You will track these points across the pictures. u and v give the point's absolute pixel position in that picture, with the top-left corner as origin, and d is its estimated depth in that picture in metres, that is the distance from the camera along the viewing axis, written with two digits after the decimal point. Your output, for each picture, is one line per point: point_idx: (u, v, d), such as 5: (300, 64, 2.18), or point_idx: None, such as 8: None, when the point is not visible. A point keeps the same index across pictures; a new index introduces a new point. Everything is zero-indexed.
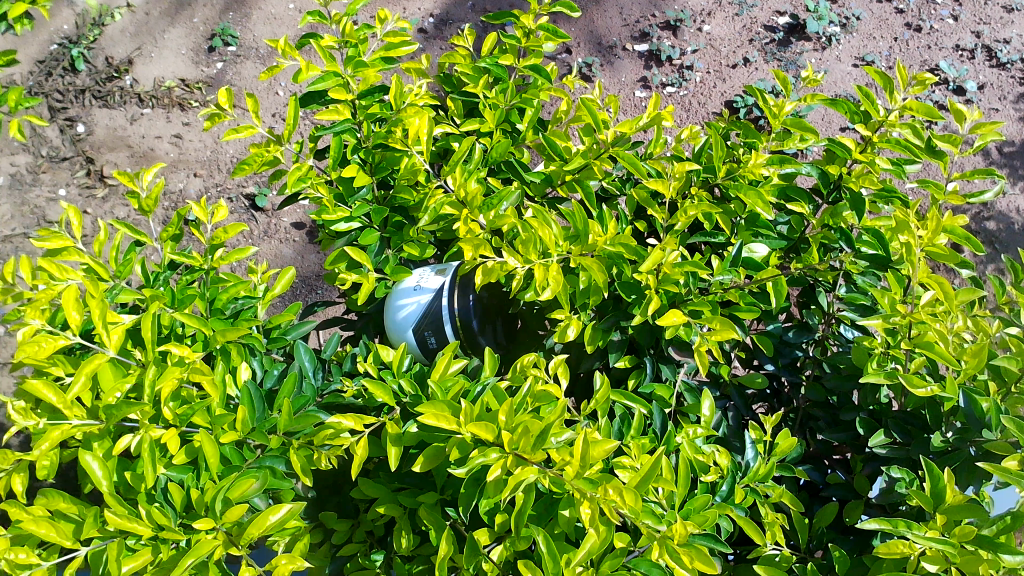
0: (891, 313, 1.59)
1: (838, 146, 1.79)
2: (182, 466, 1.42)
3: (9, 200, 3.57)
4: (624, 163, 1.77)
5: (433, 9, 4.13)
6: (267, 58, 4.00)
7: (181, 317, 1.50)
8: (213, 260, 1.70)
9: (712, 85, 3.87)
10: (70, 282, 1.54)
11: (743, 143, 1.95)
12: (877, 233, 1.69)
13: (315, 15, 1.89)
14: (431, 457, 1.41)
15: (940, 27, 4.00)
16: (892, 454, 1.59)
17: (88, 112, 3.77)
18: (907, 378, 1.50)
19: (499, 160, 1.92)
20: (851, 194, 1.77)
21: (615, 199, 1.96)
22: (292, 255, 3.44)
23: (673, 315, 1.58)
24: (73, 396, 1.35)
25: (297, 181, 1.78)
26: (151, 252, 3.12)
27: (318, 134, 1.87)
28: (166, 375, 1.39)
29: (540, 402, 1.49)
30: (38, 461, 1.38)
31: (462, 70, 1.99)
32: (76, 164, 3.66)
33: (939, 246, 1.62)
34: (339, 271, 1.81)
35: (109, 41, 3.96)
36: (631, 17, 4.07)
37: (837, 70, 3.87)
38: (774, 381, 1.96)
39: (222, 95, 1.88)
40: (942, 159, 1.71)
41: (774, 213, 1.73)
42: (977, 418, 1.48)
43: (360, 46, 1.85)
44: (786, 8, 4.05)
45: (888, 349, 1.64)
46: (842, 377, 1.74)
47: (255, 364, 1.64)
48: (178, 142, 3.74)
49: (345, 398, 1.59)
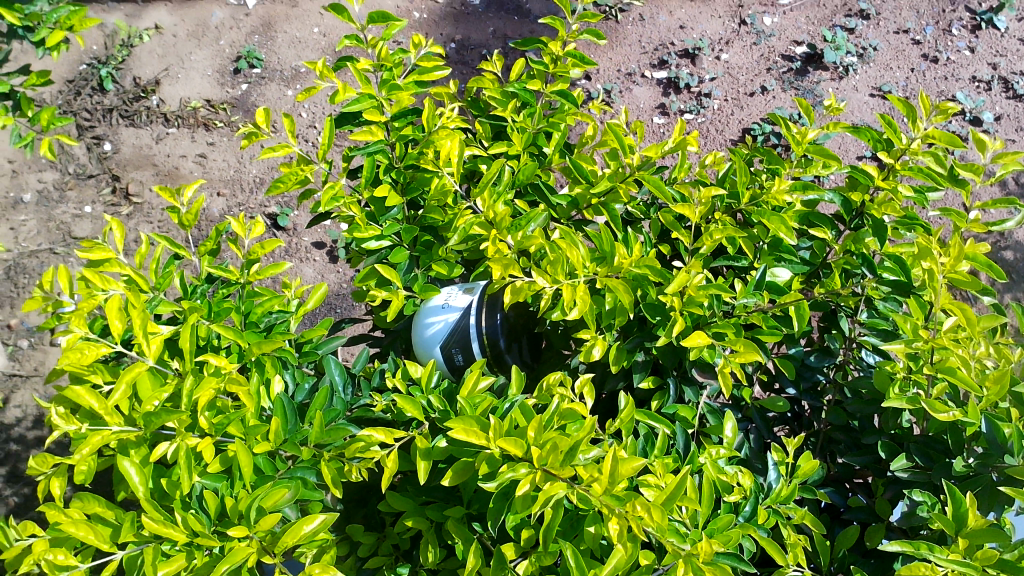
0: (913, 338, 1.61)
1: (862, 173, 1.83)
2: (216, 474, 1.45)
3: (37, 216, 3.64)
4: (650, 186, 1.81)
5: (455, 34, 4.21)
6: (292, 80, 4.07)
7: (219, 329, 1.54)
8: (249, 275, 1.74)
9: (730, 113, 3.91)
10: (111, 292, 1.59)
11: (766, 169, 1.98)
12: (899, 259, 1.75)
13: (351, 40, 1.94)
14: (460, 471, 1.43)
15: (956, 58, 4.04)
16: (914, 478, 1.60)
17: (115, 130, 3.85)
18: (929, 403, 1.52)
19: (526, 182, 1.95)
20: (872, 221, 1.83)
21: (640, 222, 1.98)
22: (314, 274, 3.49)
23: (698, 337, 1.61)
24: (114, 403, 1.39)
25: (330, 201, 1.82)
26: (189, 267, 3.18)
27: (350, 155, 1.91)
28: (204, 385, 1.44)
29: (565, 420, 1.49)
30: (77, 466, 1.40)
31: (490, 94, 2.04)
32: (102, 181, 3.73)
33: (961, 273, 1.65)
34: (368, 288, 1.86)
35: (138, 62, 4.05)
36: (650, 46, 4.14)
37: (855, 99, 3.91)
38: (795, 405, 1.98)
39: (258, 115, 1.93)
40: (963, 187, 1.73)
41: (795, 238, 1.76)
42: (1000, 444, 1.49)
43: (394, 70, 1.91)
44: (804, 38, 4.11)
45: (910, 375, 1.63)
46: (864, 401, 1.76)
47: (287, 377, 1.68)
48: (203, 161, 3.80)
49: (374, 412, 1.62)
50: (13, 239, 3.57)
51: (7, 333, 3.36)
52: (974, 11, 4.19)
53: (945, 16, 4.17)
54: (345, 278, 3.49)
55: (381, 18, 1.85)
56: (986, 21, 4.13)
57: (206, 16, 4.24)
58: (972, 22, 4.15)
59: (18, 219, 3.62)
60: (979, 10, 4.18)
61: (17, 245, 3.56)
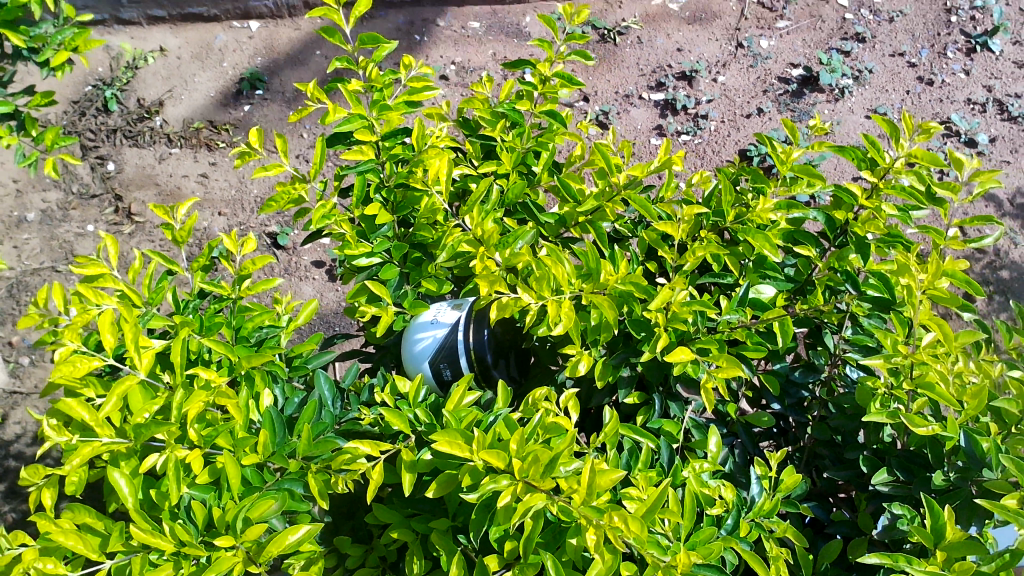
0: (892, 353, 1.65)
1: (845, 192, 1.85)
2: (204, 485, 1.48)
3: (40, 234, 3.68)
4: (637, 205, 1.85)
5: (455, 57, 4.27)
6: (294, 101, 4.13)
7: (209, 343, 1.57)
8: (240, 290, 1.77)
9: (726, 134, 3.95)
10: (104, 307, 1.62)
11: (752, 188, 2.01)
12: (883, 276, 1.77)
13: (342, 61, 1.98)
14: (444, 483, 1.45)
15: (951, 80, 4.09)
16: (894, 492, 1.62)
17: (119, 150, 3.91)
18: (909, 417, 1.55)
19: (515, 201, 1.99)
20: (856, 238, 1.85)
21: (627, 240, 2.02)
22: (312, 292, 3.52)
23: (681, 352, 1.64)
24: (105, 415, 1.41)
25: (321, 219, 1.86)
26: (185, 283, 3.21)
27: (342, 174, 1.95)
28: (193, 398, 1.47)
29: (549, 433, 1.52)
30: (67, 477, 1.42)
31: (480, 115, 2.08)
32: (105, 201, 3.78)
33: (941, 289, 1.68)
34: (359, 304, 1.89)
35: (142, 84, 4.13)
36: (647, 68, 4.20)
37: (850, 121, 3.95)
38: (782, 420, 2.01)
39: (252, 135, 1.97)
40: (942, 206, 1.77)
41: (780, 255, 1.78)
42: (978, 458, 1.51)
43: (385, 91, 1.96)
44: (799, 61, 4.17)
45: (891, 390, 1.67)
46: (847, 416, 1.79)
47: (277, 391, 1.71)
48: (205, 181, 3.85)
49: (362, 426, 1.64)
50: (15, 257, 3.61)
51: (8, 350, 3.40)
52: (969, 34, 4.24)
53: (940, 39, 4.22)
54: (343, 296, 3.52)
55: (373, 40, 1.90)
56: (981, 44, 4.18)
57: (211, 38, 4.36)
58: (967, 46, 4.20)
59: (20, 237, 3.67)
60: (973, 34, 4.23)
61: (20, 263, 3.60)
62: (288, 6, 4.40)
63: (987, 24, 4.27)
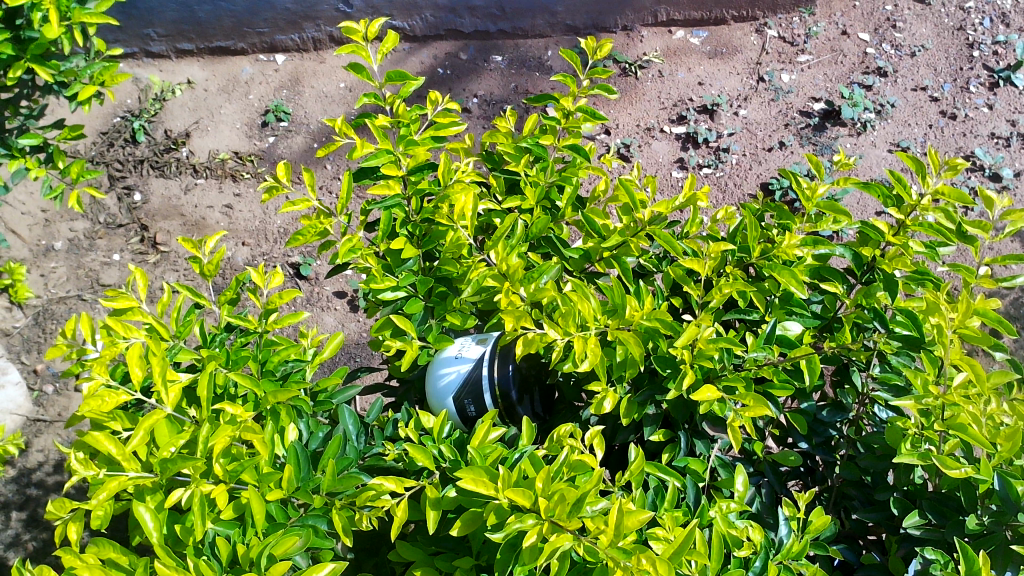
0: (923, 395, 1.62)
1: (872, 229, 1.84)
2: (229, 521, 1.47)
3: (67, 263, 3.73)
4: (661, 241, 1.85)
5: (477, 90, 4.32)
6: (318, 133, 4.17)
7: (236, 377, 1.58)
8: (267, 324, 1.77)
9: (748, 167, 3.95)
10: (132, 340, 1.65)
11: (777, 224, 2.00)
12: (910, 313, 1.75)
13: (368, 97, 2.00)
14: (469, 521, 1.44)
15: (975, 115, 4.07)
16: (927, 535, 1.59)
17: (145, 181, 3.97)
18: (941, 459, 1.52)
19: (539, 235, 2.00)
20: (885, 276, 1.84)
21: (652, 275, 2.01)
22: (333, 323, 3.53)
23: (707, 391, 1.62)
24: (131, 448, 1.42)
25: (347, 252, 1.87)
26: (210, 314, 3.25)
27: (368, 208, 1.96)
28: (219, 431, 1.47)
29: (575, 471, 1.51)
30: (94, 511, 1.42)
31: (504, 149, 2.09)
32: (131, 231, 3.82)
33: (972, 328, 1.64)
34: (384, 338, 1.89)
35: (169, 115, 4.20)
36: (668, 101, 4.22)
37: (873, 155, 3.94)
38: (809, 459, 1.98)
39: (279, 169, 1.99)
40: (973, 244, 1.73)
41: (807, 292, 1.77)
42: (1014, 501, 1.49)
43: (410, 126, 1.97)
44: (821, 95, 4.17)
45: (922, 431, 1.64)
46: (876, 457, 1.76)
47: (302, 425, 1.70)
48: (229, 212, 3.89)
49: (386, 461, 1.64)
50: (42, 286, 3.66)
51: (33, 378, 3.43)
52: (992, 69, 4.22)
53: (962, 74, 4.21)
54: (364, 328, 3.53)
55: (398, 77, 1.92)
56: (1004, 79, 4.16)
57: (237, 70, 4.43)
58: (990, 80, 4.18)
59: (48, 266, 3.72)
60: (996, 68, 4.21)
61: (46, 292, 3.64)
62: (313, 39, 4.47)
63: (1010, 58, 4.25)
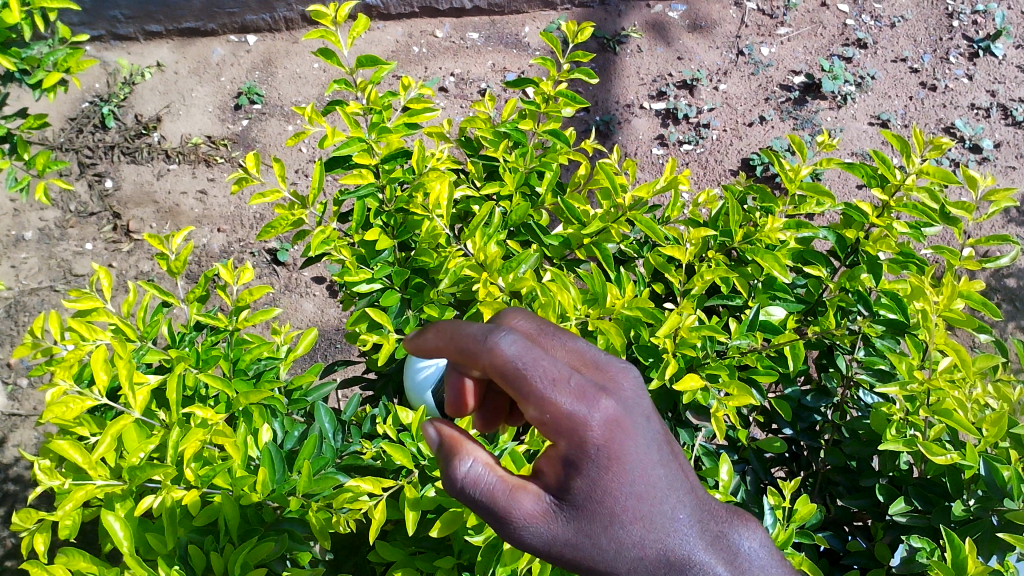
0: (909, 379, 1.59)
1: (856, 210, 1.82)
2: (202, 528, 1.43)
3: (38, 253, 3.66)
4: (643, 227, 1.82)
5: (455, 68, 4.25)
6: (292, 116, 4.09)
7: (205, 378, 1.52)
8: (237, 321, 1.68)
9: (729, 143, 3.92)
10: (99, 341, 1.56)
11: (760, 207, 1.95)
12: (895, 296, 1.74)
13: (341, 83, 1.89)
14: (449, 521, 1.39)
15: (955, 85, 4.06)
16: (913, 522, 1.57)
17: (117, 167, 3.89)
18: (926, 445, 1.50)
19: (518, 222, 1.95)
20: (868, 258, 1.80)
21: (633, 261, 1.97)
22: (313, 309, 3.51)
23: (691, 379, 1.59)
24: (98, 456, 1.37)
25: (321, 244, 1.81)
26: (178, 313, 3.18)
27: (341, 199, 1.88)
28: (190, 436, 1.42)
29: None
30: (61, 521, 1.37)
31: (483, 134, 2.02)
32: (103, 219, 3.75)
33: (957, 311, 1.61)
34: (359, 331, 1.84)
35: (140, 100, 4.11)
36: (648, 77, 4.16)
37: (853, 128, 3.92)
38: (793, 445, 1.94)
39: (248, 158, 1.89)
40: (956, 225, 1.71)
41: (791, 276, 1.74)
42: (1000, 487, 1.46)
43: (384, 113, 1.89)
44: (801, 68, 4.14)
45: (906, 416, 1.60)
46: (861, 443, 1.73)
47: (276, 425, 1.64)
48: (203, 198, 3.82)
49: (364, 460, 1.60)
50: (14, 277, 3.58)
51: (6, 371, 3.36)
52: (971, 39, 4.21)
53: (942, 44, 4.19)
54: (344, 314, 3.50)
55: (370, 61, 1.84)
56: (983, 49, 4.15)
57: (208, 53, 4.33)
58: (969, 50, 4.17)
59: (19, 256, 3.64)
60: (975, 38, 4.20)
61: (18, 283, 3.57)
62: (285, 19, 4.36)
63: (989, 28, 4.23)
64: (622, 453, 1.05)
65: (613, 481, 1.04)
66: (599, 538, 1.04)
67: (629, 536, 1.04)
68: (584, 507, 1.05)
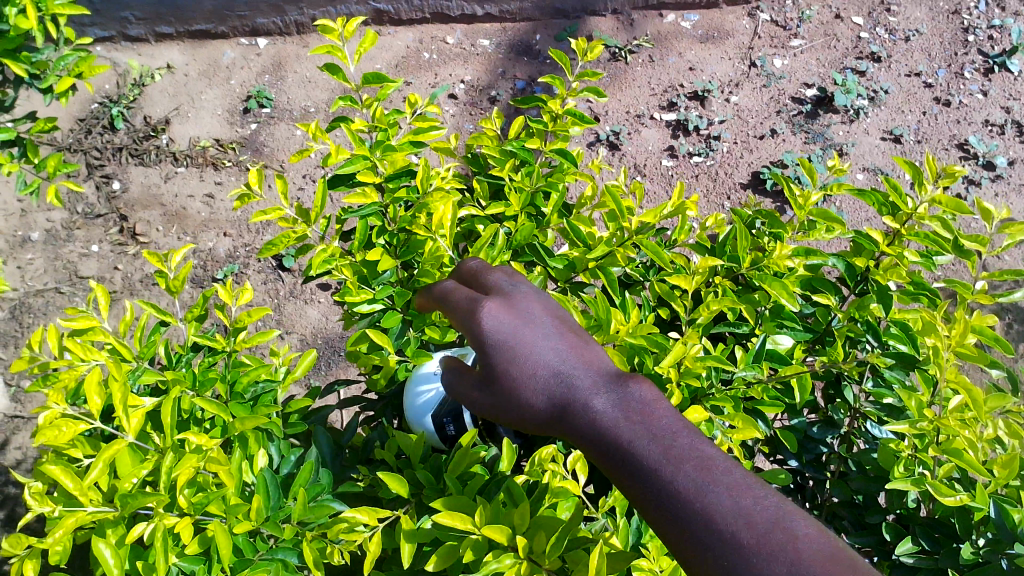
0: (918, 417, 1.55)
1: (866, 238, 1.78)
2: (194, 556, 1.40)
3: (45, 254, 3.64)
4: (649, 252, 1.78)
5: (465, 75, 4.22)
6: (300, 120, 4.08)
7: (200, 403, 1.49)
8: (236, 343, 1.66)
9: (739, 156, 3.89)
10: (95, 362, 1.54)
11: (769, 233, 1.92)
12: (905, 327, 1.68)
13: (347, 100, 1.87)
14: (444, 556, 1.37)
15: (969, 101, 4.02)
16: (919, 563, 1.53)
17: (124, 169, 3.87)
18: (935, 485, 1.46)
19: (522, 243, 1.91)
20: (878, 287, 1.76)
21: (639, 285, 1.94)
22: (318, 316, 3.51)
23: (694, 410, 1.56)
24: (90, 482, 1.35)
25: (323, 263, 1.78)
26: (175, 333, 3.16)
27: (343, 218, 1.86)
28: (184, 462, 1.40)
29: (556, 498, 1.48)
30: (51, 548, 1.34)
31: (488, 152, 2.00)
32: (110, 221, 3.74)
33: (968, 347, 1.56)
34: (360, 351, 1.83)
35: (149, 101, 4.09)
36: (659, 87, 4.13)
37: (866, 142, 3.90)
38: (798, 476, 1.91)
39: (251, 173, 1.87)
40: (969, 258, 1.66)
41: (799, 305, 1.70)
42: (1010, 530, 1.42)
43: (389, 130, 1.87)
44: (814, 81, 4.10)
45: (915, 453, 1.58)
46: (869, 479, 1.68)
47: (272, 450, 1.61)
48: (210, 201, 3.81)
49: (361, 487, 1.58)
50: (19, 278, 3.57)
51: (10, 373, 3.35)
52: (987, 54, 4.16)
53: (957, 59, 4.15)
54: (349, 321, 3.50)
55: (377, 79, 1.81)
56: (999, 64, 4.10)
57: (219, 55, 4.32)
58: (985, 65, 4.12)
59: (25, 257, 3.63)
60: (991, 53, 4.15)
61: (23, 284, 3.56)
62: (296, 23, 4.33)
63: (1005, 43, 4.18)
64: (510, 338, 1.23)
65: (507, 361, 1.22)
66: (508, 405, 1.22)
67: (528, 397, 1.20)
68: (499, 386, 1.23)
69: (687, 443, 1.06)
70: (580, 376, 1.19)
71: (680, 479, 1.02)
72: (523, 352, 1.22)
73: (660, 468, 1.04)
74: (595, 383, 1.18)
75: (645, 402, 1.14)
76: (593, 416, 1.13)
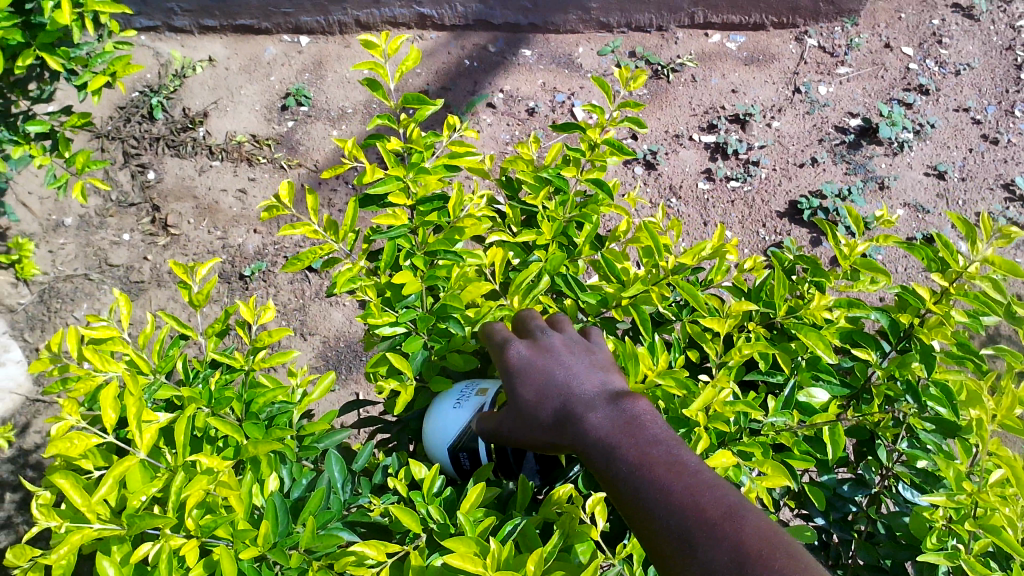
0: (956, 489, 1.48)
1: (912, 294, 1.71)
2: None
3: (76, 240, 3.65)
4: (684, 293, 1.71)
5: (504, 84, 4.19)
6: (337, 120, 4.08)
7: (215, 423, 1.47)
8: (253, 362, 1.64)
9: (777, 183, 3.83)
10: (111, 373, 1.51)
11: (811, 280, 1.84)
12: (946, 387, 1.62)
13: (384, 118, 1.83)
14: None
15: (1018, 141, 3.93)
16: None
17: (160, 159, 3.88)
18: (969, 563, 1.39)
19: (553, 273, 1.87)
20: (921, 346, 1.70)
21: (671, 323, 1.89)
22: (342, 319, 3.50)
23: (721, 455, 1.48)
24: (98, 498, 1.32)
25: (347, 283, 1.75)
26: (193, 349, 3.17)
27: (371, 238, 1.83)
28: (194, 483, 1.37)
29: (572, 540, 1.45)
30: (56, 562, 1.30)
31: (524, 177, 1.96)
32: (142, 210, 3.75)
33: (1015, 419, 1.48)
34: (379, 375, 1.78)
35: (189, 93, 4.10)
36: (700, 108, 4.06)
37: (908, 177, 3.82)
38: (824, 532, 1.85)
39: (281, 189, 1.83)
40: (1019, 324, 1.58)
41: (836, 357, 1.63)
42: None
43: (423, 153, 1.84)
44: (859, 110, 4.01)
45: (949, 524, 1.50)
46: (899, 546, 1.66)
47: (284, 472, 1.59)
48: (243, 197, 3.82)
49: (372, 517, 1.54)
50: (50, 262, 3.59)
51: (35, 356, 3.37)
52: None
53: (1008, 96, 4.05)
54: None
55: (411, 99, 1.77)
56: None
57: (260, 50, 4.30)
58: None
59: (57, 242, 3.64)
60: None
61: (53, 269, 3.57)
62: (339, 23, 4.31)
63: None
64: (527, 363, 1.42)
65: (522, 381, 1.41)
66: (520, 421, 1.40)
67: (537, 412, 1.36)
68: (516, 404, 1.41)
69: (662, 449, 1.20)
70: (581, 388, 1.35)
71: (649, 479, 1.16)
72: (533, 374, 1.40)
73: (635, 468, 1.18)
74: (592, 395, 1.33)
75: (635, 413, 1.28)
76: (588, 427, 1.28)
